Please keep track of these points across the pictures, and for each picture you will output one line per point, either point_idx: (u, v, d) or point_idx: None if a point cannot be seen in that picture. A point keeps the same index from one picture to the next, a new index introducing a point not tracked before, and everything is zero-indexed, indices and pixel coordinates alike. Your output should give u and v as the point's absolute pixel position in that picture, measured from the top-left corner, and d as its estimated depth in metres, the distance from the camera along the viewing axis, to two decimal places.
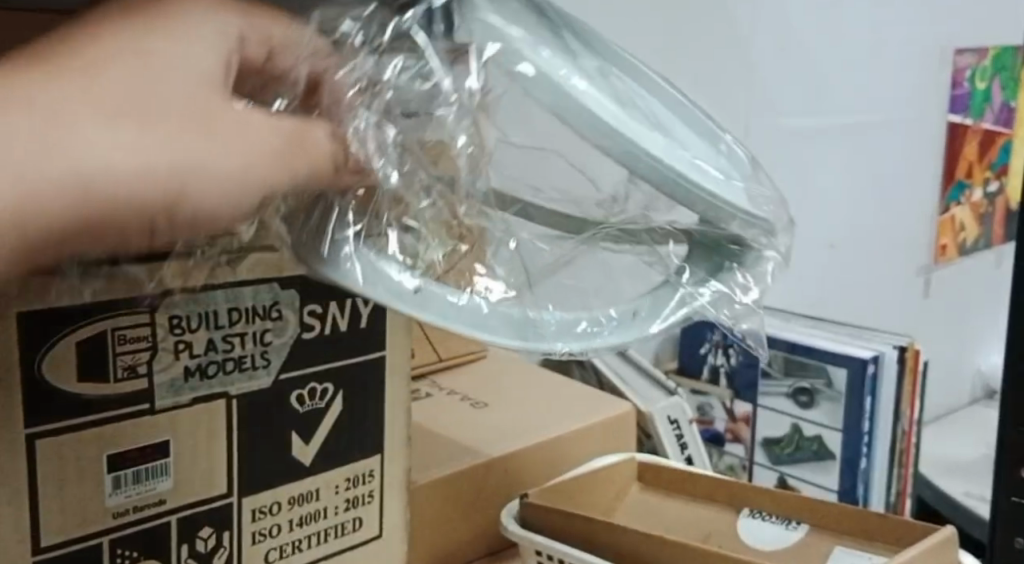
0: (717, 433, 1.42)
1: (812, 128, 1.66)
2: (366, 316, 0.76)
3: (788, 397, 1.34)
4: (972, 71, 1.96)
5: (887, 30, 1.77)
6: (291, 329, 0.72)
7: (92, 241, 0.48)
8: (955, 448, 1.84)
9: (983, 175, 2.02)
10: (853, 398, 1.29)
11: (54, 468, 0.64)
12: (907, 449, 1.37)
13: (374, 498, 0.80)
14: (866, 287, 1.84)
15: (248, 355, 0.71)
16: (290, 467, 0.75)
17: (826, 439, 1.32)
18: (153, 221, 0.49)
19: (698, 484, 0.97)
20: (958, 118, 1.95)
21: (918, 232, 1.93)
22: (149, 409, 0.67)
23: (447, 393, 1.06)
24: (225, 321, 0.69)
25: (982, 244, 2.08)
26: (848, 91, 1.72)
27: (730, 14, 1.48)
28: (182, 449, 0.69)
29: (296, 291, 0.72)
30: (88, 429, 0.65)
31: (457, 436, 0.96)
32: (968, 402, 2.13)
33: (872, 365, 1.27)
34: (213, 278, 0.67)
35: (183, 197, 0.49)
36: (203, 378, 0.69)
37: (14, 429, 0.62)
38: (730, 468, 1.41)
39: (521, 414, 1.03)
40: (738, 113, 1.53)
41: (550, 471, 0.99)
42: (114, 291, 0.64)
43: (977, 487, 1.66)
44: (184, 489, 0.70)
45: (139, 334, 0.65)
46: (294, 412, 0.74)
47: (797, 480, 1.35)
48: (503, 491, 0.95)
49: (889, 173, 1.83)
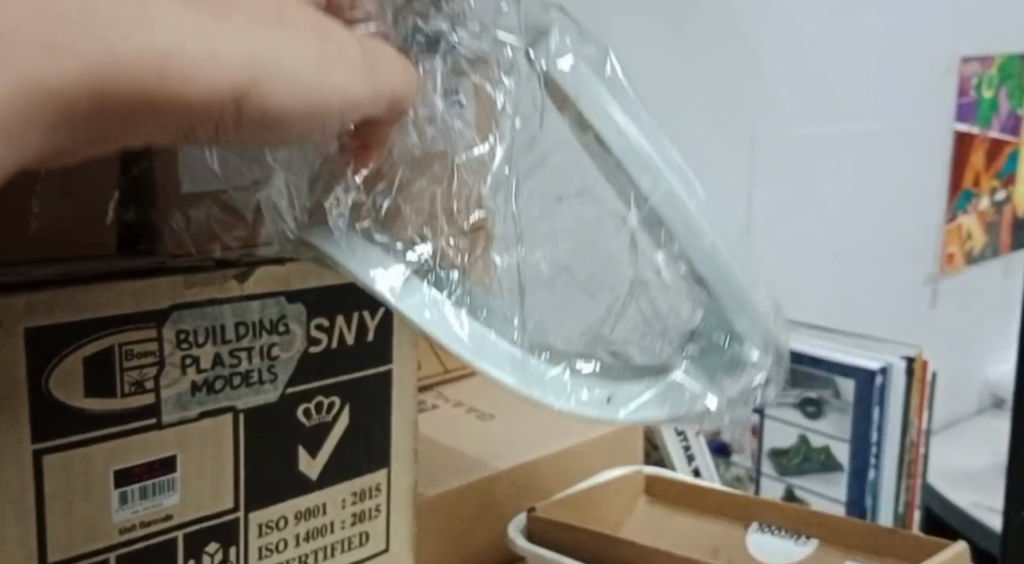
0: (724, 444, 1.42)
1: (819, 138, 1.66)
2: (372, 329, 0.76)
3: (796, 408, 1.35)
4: (977, 79, 1.96)
5: (894, 39, 1.77)
6: (297, 342, 0.72)
7: (158, 123, 0.45)
8: (963, 458, 1.83)
9: (990, 183, 2.02)
10: (860, 409, 1.28)
11: (62, 485, 0.64)
12: (915, 460, 1.37)
13: (380, 512, 0.80)
14: (873, 297, 1.83)
15: (254, 369, 0.71)
16: (296, 481, 0.74)
17: (834, 450, 1.31)
18: (221, 111, 0.47)
19: (707, 498, 0.97)
20: (964, 127, 1.94)
21: (925, 241, 1.92)
22: (156, 424, 0.67)
23: (453, 404, 1.06)
24: (231, 336, 0.69)
25: (988, 253, 2.08)
26: (855, 101, 1.72)
27: (736, 24, 1.48)
28: (189, 463, 0.69)
29: (301, 304, 0.72)
30: (94, 444, 0.64)
31: (463, 449, 0.96)
32: (975, 412, 2.12)
33: (880, 375, 1.27)
34: (220, 292, 0.68)
35: (255, 88, 0.47)
36: (209, 393, 0.69)
37: (22, 445, 0.62)
38: (736, 479, 1.41)
39: (528, 427, 1.02)
40: (744, 123, 1.53)
41: (556, 483, 0.99)
42: (121, 306, 0.64)
43: (985, 498, 1.65)
44: (190, 505, 0.69)
45: (146, 349, 0.65)
46: (300, 426, 0.74)
47: (806, 492, 1.34)
48: (509, 504, 0.95)
49: (896, 181, 1.82)
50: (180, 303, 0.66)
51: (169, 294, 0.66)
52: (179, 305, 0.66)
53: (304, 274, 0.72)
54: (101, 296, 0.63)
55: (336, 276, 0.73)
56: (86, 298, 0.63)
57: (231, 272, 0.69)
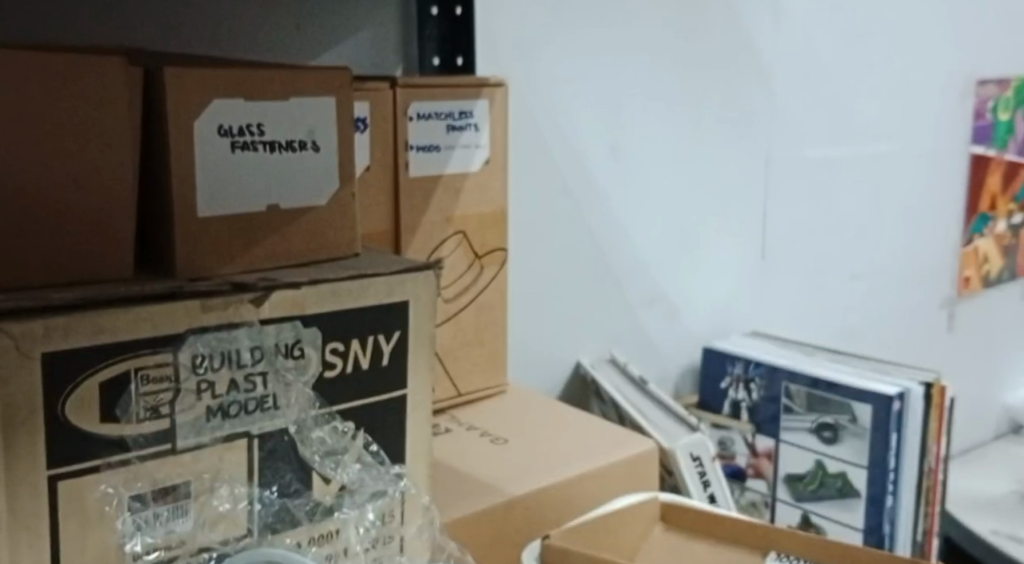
0: (739, 469, 1.40)
1: (832, 160, 1.65)
2: (388, 352, 0.76)
3: (812, 433, 1.33)
4: (994, 102, 1.93)
5: (907, 62, 1.76)
6: (312, 368, 0.72)
7: None
8: (980, 485, 1.81)
9: (1007, 207, 2.00)
10: (878, 434, 1.27)
11: (75, 509, 0.65)
12: (934, 487, 1.36)
13: (396, 538, 0.78)
14: (889, 320, 1.82)
15: (269, 395, 0.71)
16: (308, 506, 0.74)
17: (851, 476, 1.30)
18: None
19: (725, 527, 0.97)
20: (979, 150, 1.92)
21: (941, 264, 1.90)
22: (171, 449, 0.68)
23: (466, 428, 1.06)
24: (247, 360, 0.70)
25: (1006, 276, 2.04)
26: (867, 122, 1.70)
27: (746, 45, 1.47)
28: (202, 492, 0.69)
29: (317, 329, 0.72)
30: (108, 469, 0.66)
31: (480, 474, 0.96)
32: (993, 437, 2.10)
33: (897, 401, 1.26)
34: (236, 316, 0.69)
35: None
36: (225, 418, 0.70)
37: (37, 472, 0.63)
38: (752, 504, 1.39)
39: (542, 451, 1.02)
40: (755, 143, 1.52)
41: (572, 510, 0.98)
42: (138, 330, 0.65)
43: (1006, 526, 1.64)
44: (204, 532, 0.70)
45: (162, 374, 0.67)
46: (313, 450, 0.73)
47: (821, 518, 1.33)
48: (523, 531, 0.94)
49: (909, 204, 1.81)
50: (196, 327, 0.67)
51: (185, 318, 0.67)
52: (195, 329, 0.67)
53: (319, 299, 0.72)
54: (117, 321, 0.64)
55: (352, 300, 0.73)
56: (102, 323, 0.64)
57: (247, 296, 0.69)
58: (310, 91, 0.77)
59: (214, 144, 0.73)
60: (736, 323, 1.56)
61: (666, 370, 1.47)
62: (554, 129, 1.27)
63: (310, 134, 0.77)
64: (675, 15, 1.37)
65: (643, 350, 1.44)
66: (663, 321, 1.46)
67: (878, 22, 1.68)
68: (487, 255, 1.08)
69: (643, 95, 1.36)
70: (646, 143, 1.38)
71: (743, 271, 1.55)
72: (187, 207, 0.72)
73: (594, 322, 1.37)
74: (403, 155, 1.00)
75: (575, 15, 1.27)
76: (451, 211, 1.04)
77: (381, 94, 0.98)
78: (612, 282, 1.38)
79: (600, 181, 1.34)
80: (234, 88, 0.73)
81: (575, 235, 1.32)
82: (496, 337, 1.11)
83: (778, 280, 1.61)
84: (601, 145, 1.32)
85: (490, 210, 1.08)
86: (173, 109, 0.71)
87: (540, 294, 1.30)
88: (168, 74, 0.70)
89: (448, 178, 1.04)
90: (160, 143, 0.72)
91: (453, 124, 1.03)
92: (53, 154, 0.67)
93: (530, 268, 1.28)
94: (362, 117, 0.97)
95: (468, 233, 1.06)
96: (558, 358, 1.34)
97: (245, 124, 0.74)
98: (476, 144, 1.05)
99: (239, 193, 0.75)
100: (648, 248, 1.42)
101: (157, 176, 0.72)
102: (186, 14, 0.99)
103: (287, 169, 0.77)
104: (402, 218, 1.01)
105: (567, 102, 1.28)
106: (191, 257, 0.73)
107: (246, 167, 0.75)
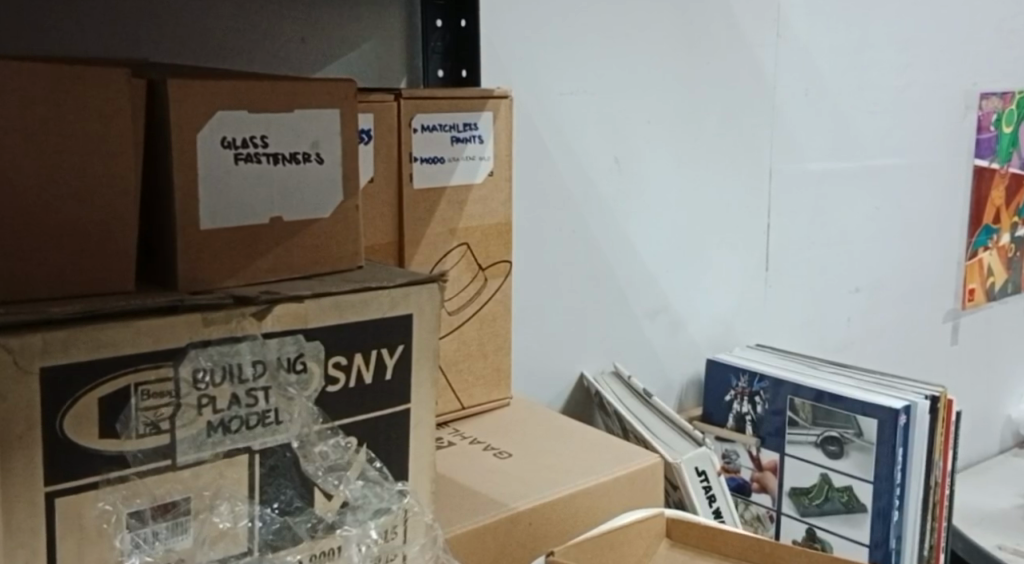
0: (743, 483, 1.38)
1: (835, 173, 1.64)
2: (391, 366, 0.75)
3: (817, 447, 1.32)
4: (998, 115, 1.93)
5: (912, 74, 1.75)
6: (315, 382, 0.71)
7: None
8: (985, 498, 1.81)
9: (1011, 220, 1.99)
10: (883, 448, 1.26)
11: (72, 527, 0.64)
12: (940, 502, 1.36)
13: (397, 555, 0.77)
14: (893, 331, 1.81)
15: (271, 410, 0.71)
16: (309, 523, 0.73)
17: (857, 490, 1.29)
18: None
19: (730, 544, 0.96)
20: (985, 162, 1.91)
21: (946, 276, 1.89)
22: (171, 465, 0.67)
23: (469, 441, 1.05)
24: (248, 375, 0.69)
25: (1010, 289, 2.04)
26: (871, 135, 1.70)
27: (750, 56, 1.47)
28: (202, 509, 0.68)
29: (320, 343, 0.71)
30: (107, 485, 0.65)
31: (481, 489, 0.95)
32: (998, 451, 2.09)
33: (903, 415, 1.25)
34: (238, 330, 0.68)
35: None
36: (226, 433, 0.69)
37: (35, 488, 0.63)
38: (756, 518, 1.38)
39: (546, 465, 1.01)
40: (759, 154, 1.52)
41: (578, 525, 0.97)
42: (139, 344, 0.65)
43: (1011, 540, 1.63)
44: (203, 550, 0.69)
45: (163, 390, 0.66)
46: (312, 467, 0.73)
47: (825, 532, 1.32)
48: (528, 547, 0.93)
49: (913, 217, 1.80)
50: (197, 341, 0.67)
51: (187, 332, 0.66)
52: (197, 342, 0.67)
53: (322, 312, 0.71)
54: (117, 336, 0.64)
55: (356, 313, 0.72)
56: (102, 337, 0.63)
57: (250, 310, 0.68)
58: (315, 103, 0.76)
59: (218, 156, 0.72)
60: (739, 335, 1.55)
61: (670, 381, 1.47)
62: (558, 141, 1.26)
63: (314, 146, 0.77)
64: (679, 27, 1.37)
65: (648, 362, 1.43)
66: (667, 333, 1.45)
67: (883, 33, 1.68)
68: (491, 268, 1.08)
69: (648, 106, 1.35)
70: (651, 155, 1.37)
71: (747, 285, 1.55)
72: (189, 219, 0.72)
73: (599, 334, 1.36)
74: (408, 167, 0.99)
75: (577, 23, 1.26)
76: (454, 223, 1.04)
77: (385, 106, 0.97)
78: (616, 294, 1.37)
79: (604, 193, 1.33)
80: (238, 99, 0.73)
81: (580, 246, 1.31)
82: (500, 350, 1.10)
83: (781, 293, 1.60)
84: (605, 156, 1.32)
85: (494, 222, 1.07)
86: (177, 121, 0.70)
87: (544, 306, 1.29)
88: (173, 86, 0.70)
89: (453, 189, 1.03)
90: (164, 157, 0.71)
91: (458, 136, 1.02)
92: (53, 168, 0.67)
93: (535, 280, 1.28)
94: (366, 129, 0.96)
95: (472, 245, 1.05)
96: (562, 370, 1.33)
97: (249, 136, 0.74)
98: (481, 156, 1.05)
99: (242, 205, 0.74)
100: (652, 260, 1.41)
101: (162, 189, 0.71)
102: (187, 24, 0.98)
103: (290, 182, 0.76)
104: (406, 229, 1.01)
105: (572, 111, 1.27)
106: (194, 271, 0.72)
107: (249, 179, 0.74)
